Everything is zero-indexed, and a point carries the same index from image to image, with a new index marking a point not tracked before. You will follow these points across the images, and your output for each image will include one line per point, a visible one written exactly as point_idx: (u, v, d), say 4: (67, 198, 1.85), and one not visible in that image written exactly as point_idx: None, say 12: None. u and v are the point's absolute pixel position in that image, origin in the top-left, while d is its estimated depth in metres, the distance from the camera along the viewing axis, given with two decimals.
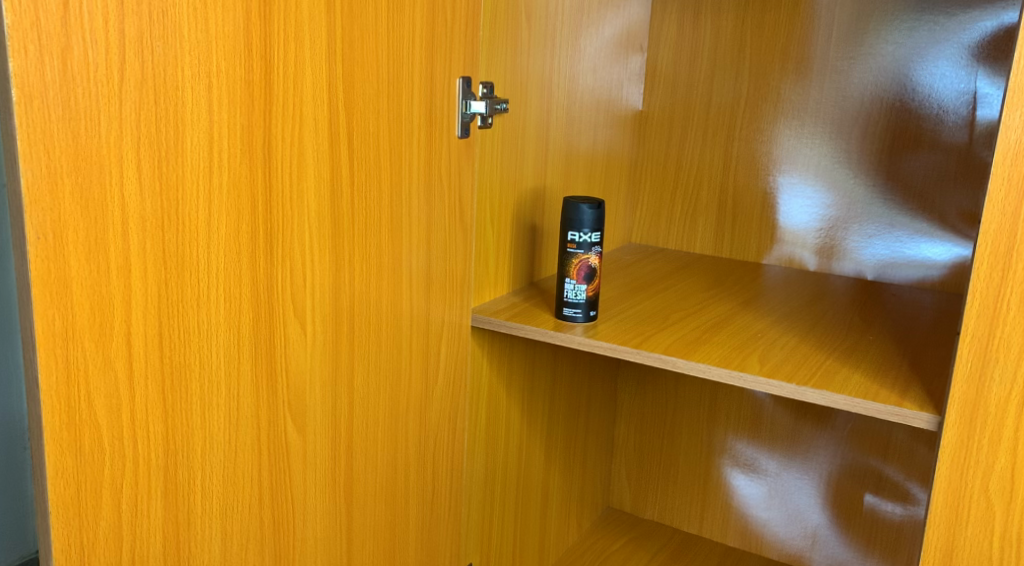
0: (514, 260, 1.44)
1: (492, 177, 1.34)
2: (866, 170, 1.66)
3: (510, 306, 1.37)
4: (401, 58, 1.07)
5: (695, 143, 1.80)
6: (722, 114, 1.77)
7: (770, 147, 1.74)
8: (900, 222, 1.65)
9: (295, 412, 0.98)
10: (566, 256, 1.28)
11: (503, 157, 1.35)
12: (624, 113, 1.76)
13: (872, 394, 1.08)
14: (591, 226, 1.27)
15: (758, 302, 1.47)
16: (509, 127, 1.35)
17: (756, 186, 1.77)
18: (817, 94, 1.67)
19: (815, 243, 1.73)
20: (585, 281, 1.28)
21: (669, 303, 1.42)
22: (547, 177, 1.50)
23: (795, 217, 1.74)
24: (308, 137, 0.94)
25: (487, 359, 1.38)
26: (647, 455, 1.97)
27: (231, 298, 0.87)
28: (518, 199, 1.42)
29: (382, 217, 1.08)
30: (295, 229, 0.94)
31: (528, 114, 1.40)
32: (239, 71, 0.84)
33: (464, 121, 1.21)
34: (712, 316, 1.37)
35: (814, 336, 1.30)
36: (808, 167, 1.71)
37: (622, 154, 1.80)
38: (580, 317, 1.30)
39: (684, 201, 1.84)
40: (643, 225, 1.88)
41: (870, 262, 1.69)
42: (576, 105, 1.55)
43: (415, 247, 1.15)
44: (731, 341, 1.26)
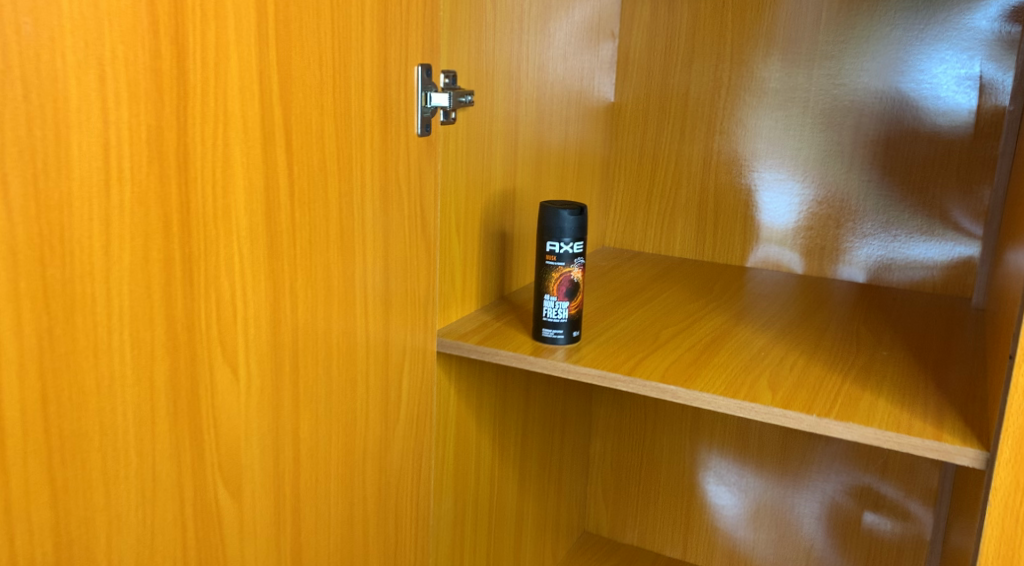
0: (481, 272, 1.27)
1: (457, 181, 1.17)
2: (860, 165, 1.52)
3: (480, 326, 1.20)
4: (347, 41, 0.89)
5: (673, 137, 1.65)
6: (701, 104, 1.62)
7: (755, 141, 1.59)
8: (897, 221, 1.51)
9: (227, 472, 0.81)
10: (544, 269, 1.12)
11: (468, 156, 1.18)
12: (596, 106, 1.60)
13: (905, 424, 0.94)
14: (573, 235, 1.11)
15: (750, 314, 1.32)
16: (474, 122, 1.19)
17: (739, 183, 1.62)
18: (804, 83, 1.53)
19: (804, 244, 1.59)
20: (567, 297, 1.12)
21: (655, 319, 1.27)
22: (517, 178, 1.33)
23: (781, 215, 1.60)
24: (235, 140, 0.76)
25: (454, 385, 1.22)
26: (625, 476, 1.82)
27: (141, 344, 0.69)
28: (485, 204, 1.25)
29: (329, 233, 0.91)
30: (221, 253, 0.76)
31: (495, 107, 1.23)
32: (143, 57, 0.66)
33: (425, 117, 1.04)
34: (704, 334, 1.21)
35: (821, 354, 1.15)
36: (796, 162, 1.56)
37: (596, 150, 1.64)
38: (561, 339, 1.14)
39: (662, 200, 1.68)
40: (618, 227, 1.73)
41: (865, 265, 1.55)
42: (546, 97, 1.38)
43: (369, 264, 0.98)
44: (731, 363, 1.10)
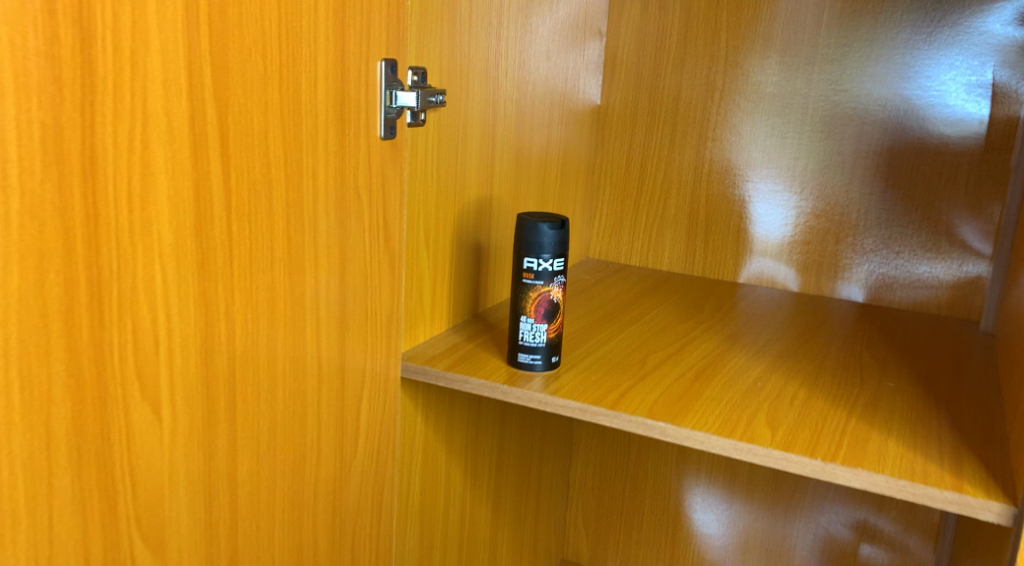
0: (453, 288, 1.17)
1: (426, 190, 1.06)
2: (861, 176, 1.42)
3: (450, 349, 1.10)
4: (296, 30, 0.79)
5: (662, 143, 1.55)
6: (693, 108, 1.51)
7: (750, 148, 1.49)
8: (901, 237, 1.41)
9: (148, 526, 0.70)
10: (521, 289, 1.02)
11: (439, 162, 1.08)
12: (581, 109, 1.50)
13: (920, 471, 0.84)
14: (553, 250, 1.01)
15: (744, 337, 1.21)
16: (447, 125, 1.08)
17: (732, 193, 1.51)
18: (803, 88, 1.43)
19: (801, 260, 1.49)
20: (545, 319, 1.01)
21: (641, 342, 1.16)
22: (493, 185, 1.23)
23: (776, 228, 1.49)
24: (156, 142, 0.66)
25: (421, 413, 1.11)
26: (606, 502, 1.71)
27: (33, 383, 0.59)
28: (457, 214, 1.14)
29: (274, 249, 0.80)
30: (138, 274, 0.66)
31: (470, 108, 1.13)
32: (36, 42, 0.55)
33: (390, 118, 0.94)
34: (694, 360, 1.10)
35: (822, 386, 1.05)
36: (794, 172, 1.46)
37: (581, 156, 1.53)
38: (539, 365, 1.03)
39: (650, 210, 1.58)
40: (603, 238, 1.62)
41: (865, 282, 1.44)
42: (526, 97, 1.28)
43: (321, 282, 0.87)
44: (726, 396, 1.00)
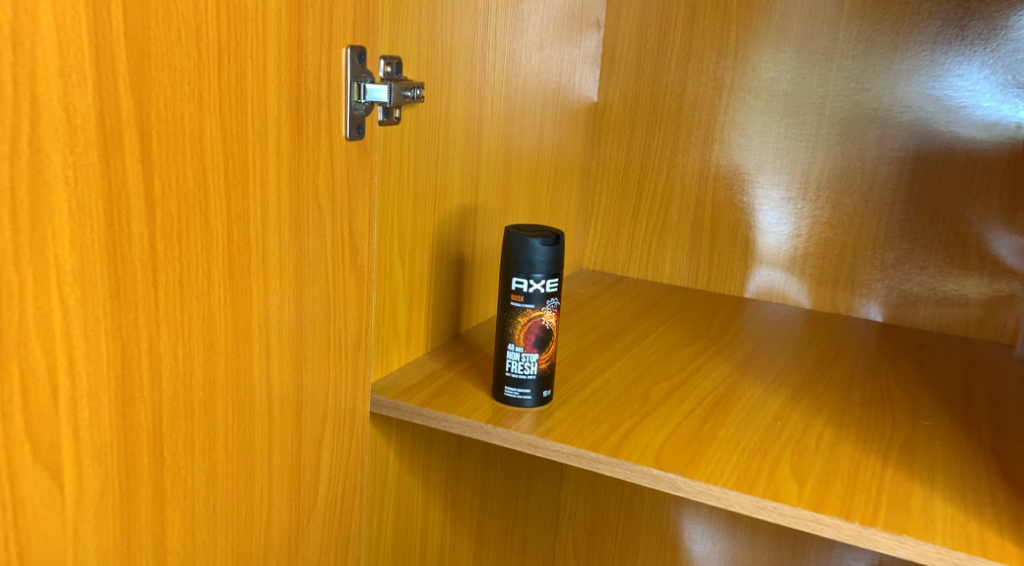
0: (432, 307, 1.04)
1: (400, 198, 0.93)
2: (883, 183, 1.29)
3: (427, 379, 0.96)
4: (240, 9, 0.66)
5: (664, 144, 1.41)
6: (699, 107, 1.38)
7: (760, 152, 1.35)
8: (926, 252, 1.28)
9: None
10: (508, 313, 0.89)
11: (416, 166, 0.94)
12: (577, 106, 1.36)
13: (976, 537, 0.72)
14: (546, 269, 0.88)
15: (757, 365, 1.08)
16: (425, 123, 0.95)
17: (740, 201, 1.38)
18: (819, 86, 1.30)
19: (815, 274, 1.36)
20: (536, 349, 0.89)
21: (640, 372, 1.03)
22: (477, 191, 1.10)
23: (788, 239, 1.36)
24: (50, 144, 0.52)
25: (394, 449, 0.98)
26: (599, 531, 1.58)
27: None
28: (436, 224, 1.01)
29: (210, 272, 0.67)
30: (26, 309, 0.53)
31: (452, 104, 0.99)
32: None
33: (357, 116, 0.80)
34: (703, 395, 0.97)
35: (850, 429, 0.92)
36: (808, 178, 1.33)
37: (575, 159, 1.40)
38: (528, 401, 0.90)
39: (650, 218, 1.44)
40: (598, 247, 1.49)
41: (886, 300, 1.32)
42: (515, 93, 1.14)
43: (270, 308, 0.74)
44: (742, 440, 0.87)
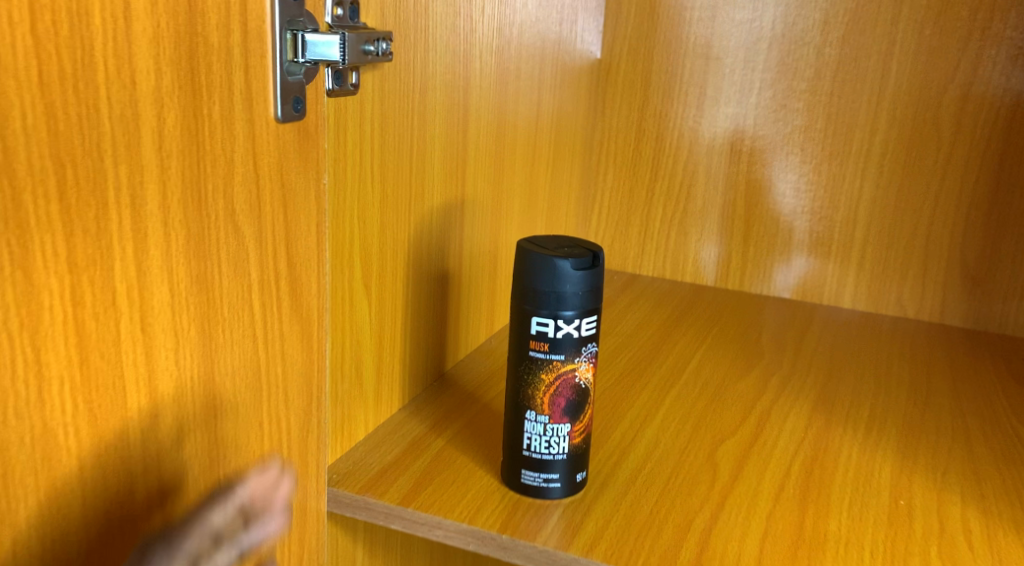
0: (409, 346, 0.76)
1: (363, 204, 0.64)
2: (966, 156, 1.03)
3: (407, 453, 0.69)
4: None
5: (685, 110, 1.13)
6: (729, 63, 1.10)
7: (808, 119, 1.08)
8: (1019, 240, 1.03)
9: None
10: (526, 368, 0.62)
11: (382, 156, 0.66)
12: (578, 66, 1.08)
13: None
14: (582, 304, 0.60)
15: (839, 404, 0.82)
16: (395, 93, 0.66)
17: (781, 179, 1.11)
18: (885, 34, 1.03)
19: (875, 269, 1.10)
20: (568, 418, 0.62)
21: (693, 427, 0.76)
22: (465, 183, 0.81)
23: (842, 227, 1.10)
24: None
25: (364, 549, 0.71)
26: None
27: None
28: (412, 234, 0.73)
29: (40, 367, 0.38)
30: None
31: (431, 65, 0.71)
32: None
33: (295, 84, 0.52)
34: (788, 463, 0.71)
35: (999, 510, 0.67)
36: (870, 150, 1.07)
37: (576, 132, 1.12)
38: (557, 489, 0.63)
39: (667, 203, 1.17)
40: (602, 239, 1.21)
41: (966, 299, 1.07)
42: (508, 46, 0.86)
43: (161, 402, 0.46)
44: (866, 543, 0.61)
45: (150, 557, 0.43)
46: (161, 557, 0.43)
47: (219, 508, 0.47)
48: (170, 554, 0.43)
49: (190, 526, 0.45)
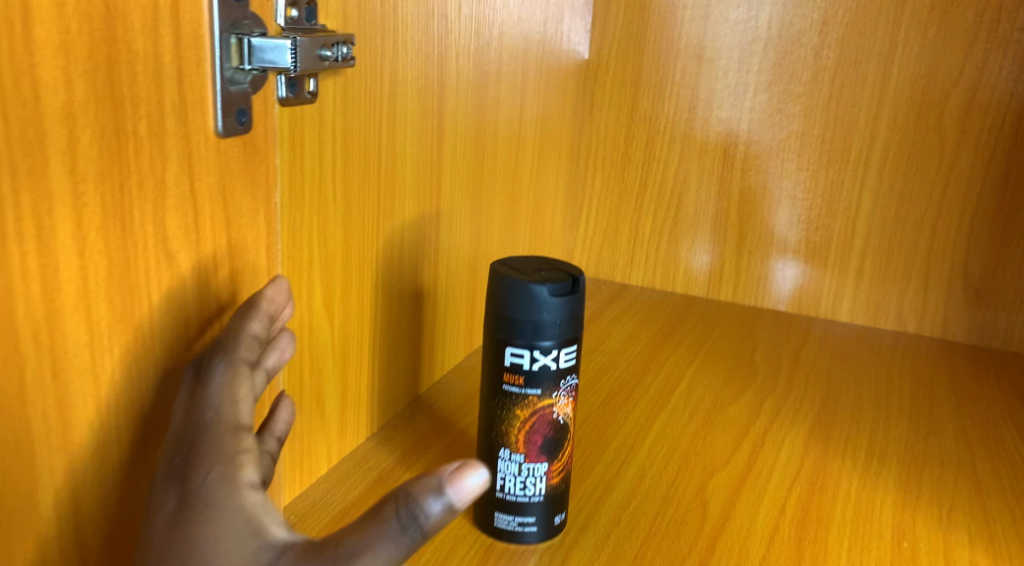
0: (379, 371, 0.71)
1: (324, 222, 0.59)
2: (970, 163, 0.98)
3: (373, 490, 0.64)
4: None
5: (676, 113, 1.08)
6: (722, 64, 1.05)
7: (805, 123, 1.03)
8: None
9: None
10: (500, 403, 0.57)
11: (347, 169, 0.61)
12: (564, 67, 1.03)
13: None
14: (561, 334, 0.55)
15: (837, 430, 0.77)
16: (361, 100, 0.61)
17: (777, 187, 1.06)
18: (887, 35, 0.98)
19: (874, 281, 1.05)
20: (544, 457, 0.57)
21: (682, 457, 0.71)
22: (441, 195, 0.76)
23: (840, 237, 1.05)
24: None
25: None
26: None
27: None
28: (382, 251, 0.68)
29: None
30: None
31: (402, 69, 0.66)
32: None
33: (239, 95, 0.46)
34: (782, 499, 0.66)
35: (1010, 554, 0.62)
36: (869, 157, 1.02)
37: (562, 136, 1.07)
38: (532, 534, 0.58)
39: (658, 211, 1.12)
40: (590, 247, 1.17)
41: (969, 314, 1.02)
42: (487, 48, 0.80)
43: (77, 454, 0.41)
44: None
45: (212, 373, 0.45)
46: (223, 374, 0.45)
47: (254, 315, 0.48)
48: (231, 370, 0.45)
49: (239, 341, 0.47)
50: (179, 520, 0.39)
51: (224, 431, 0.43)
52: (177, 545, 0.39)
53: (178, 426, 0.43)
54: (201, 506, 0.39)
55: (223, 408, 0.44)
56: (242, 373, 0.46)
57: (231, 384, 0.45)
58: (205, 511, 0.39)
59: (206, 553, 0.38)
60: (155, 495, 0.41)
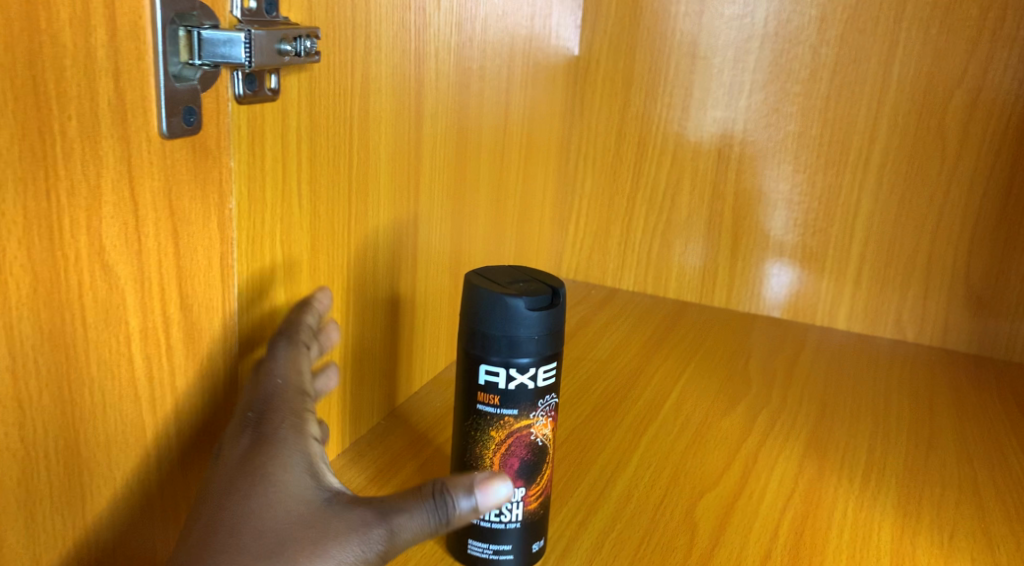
0: (352, 385, 0.67)
1: (289, 228, 0.55)
2: (973, 167, 0.95)
3: None
4: None
5: (669, 113, 1.05)
6: (716, 62, 1.01)
7: (802, 124, 1.00)
8: None
9: None
10: (475, 424, 0.54)
11: (314, 172, 0.57)
12: (552, 64, 0.99)
13: None
14: (539, 350, 0.52)
15: (834, 447, 0.74)
16: (329, 99, 0.57)
17: (772, 189, 1.03)
18: (888, 33, 0.94)
19: (872, 289, 1.02)
20: (521, 482, 0.54)
21: (670, 476, 0.67)
22: (419, 198, 0.72)
23: (838, 241, 1.02)
24: None
25: None
26: None
27: None
28: (354, 259, 0.64)
29: None
30: None
31: (375, 66, 0.62)
32: None
33: (187, 95, 0.43)
34: (775, 522, 0.63)
35: None
36: (868, 159, 0.98)
37: (550, 136, 1.03)
38: (508, 562, 0.55)
39: (650, 213, 1.08)
40: (580, 250, 1.13)
41: (970, 323, 0.99)
42: (469, 43, 0.76)
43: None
44: None
45: (276, 354, 0.51)
46: (285, 355, 0.51)
47: (308, 311, 0.55)
48: (292, 350, 0.52)
49: (297, 331, 0.53)
50: (250, 453, 0.45)
51: (292, 395, 0.49)
52: (247, 473, 0.44)
53: (248, 391, 0.49)
54: (271, 445, 0.46)
55: (291, 375, 0.50)
56: (304, 356, 0.52)
57: (291, 361, 0.51)
58: (274, 449, 0.45)
59: (273, 482, 0.44)
60: (224, 443, 0.47)
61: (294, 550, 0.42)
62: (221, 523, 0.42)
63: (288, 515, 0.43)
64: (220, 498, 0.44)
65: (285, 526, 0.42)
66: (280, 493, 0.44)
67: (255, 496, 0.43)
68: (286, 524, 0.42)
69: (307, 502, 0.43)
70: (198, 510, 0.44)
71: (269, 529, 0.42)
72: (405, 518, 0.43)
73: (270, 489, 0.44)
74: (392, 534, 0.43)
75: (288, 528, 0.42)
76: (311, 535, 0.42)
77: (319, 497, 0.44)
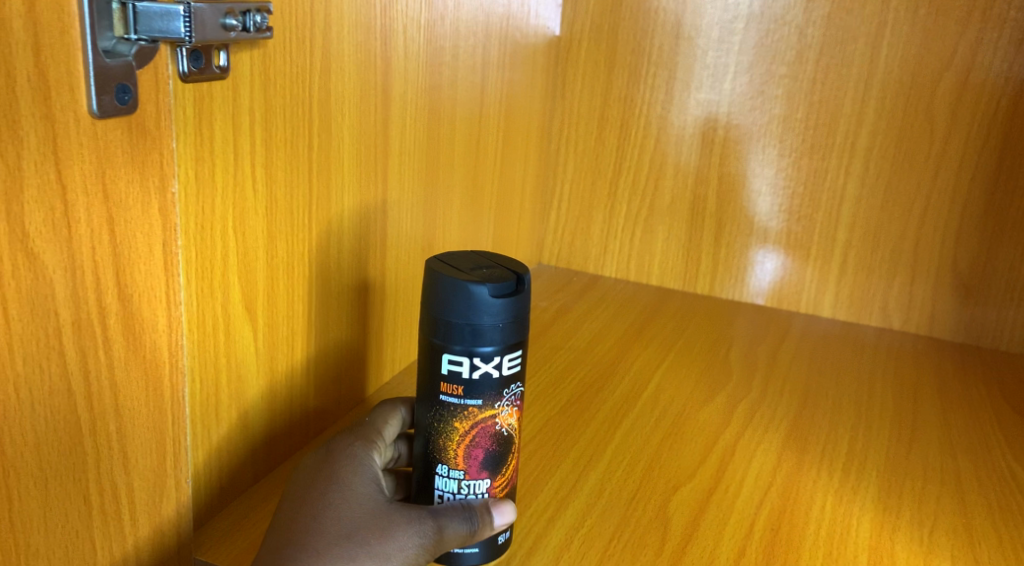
0: (316, 377, 0.65)
1: (242, 214, 0.53)
2: (961, 150, 0.92)
3: None
4: None
5: (653, 95, 1.02)
6: (701, 43, 0.99)
7: (787, 106, 0.97)
8: (1019, 245, 0.93)
9: None
10: (437, 416, 0.51)
11: (269, 156, 0.54)
12: (531, 45, 0.96)
13: None
14: (503, 339, 0.49)
15: (815, 439, 0.72)
16: (286, 79, 0.54)
17: (758, 174, 1.00)
18: (875, 13, 0.91)
19: (858, 275, 1.00)
20: (487, 473, 0.52)
21: (645, 469, 0.65)
22: (387, 182, 0.70)
23: (824, 227, 0.99)
24: None
25: None
26: None
27: None
28: (317, 246, 0.62)
29: None
30: None
31: (336, 44, 0.59)
32: None
33: (121, 72, 0.40)
34: (751, 518, 0.61)
35: None
36: (855, 143, 0.96)
37: (530, 119, 1.01)
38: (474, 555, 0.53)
39: (632, 198, 1.06)
40: (563, 236, 1.11)
41: (957, 310, 0.97)
42: (441, 21, 0.74)
43: None
44: None
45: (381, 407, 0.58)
46: (385, 410, 0.58)
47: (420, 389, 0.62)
48: (393, 406, 0.59)
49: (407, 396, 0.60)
50: (331, 461, 0.52)
51: (376, 430, 0.56)
52: (324, 475, 0.50)
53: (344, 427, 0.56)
54: (347, 456, 0.52)
55: (381, 418, 0.57)
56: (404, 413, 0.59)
57: (389, 412, 0.58)
58: (349, 460, 0.52)
59: (346, 482, 0.50)
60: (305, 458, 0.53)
61: (364, 535, 0.47)
62: (304, 512, 0.48)
63: (360, 508, 0.49)
64: (303, 492, 0.50)
65: (359, 516, 0.48)
66: (352, 493, 0.49)
67: (332, 493, 0.49)
68: (358, 515, 0.48)
69: (372, 501, 0.49)
70: (284, 502, 0.49)
71: (346, 518, 0.48)
72: (449, 521, 0.49)
73: (344, 488, 0.50)
74: (439, 531, 0.48)
75: (360, 518, 0.48)
76: (380, 524, 0.48)
77: (382, 499, 0.50)
